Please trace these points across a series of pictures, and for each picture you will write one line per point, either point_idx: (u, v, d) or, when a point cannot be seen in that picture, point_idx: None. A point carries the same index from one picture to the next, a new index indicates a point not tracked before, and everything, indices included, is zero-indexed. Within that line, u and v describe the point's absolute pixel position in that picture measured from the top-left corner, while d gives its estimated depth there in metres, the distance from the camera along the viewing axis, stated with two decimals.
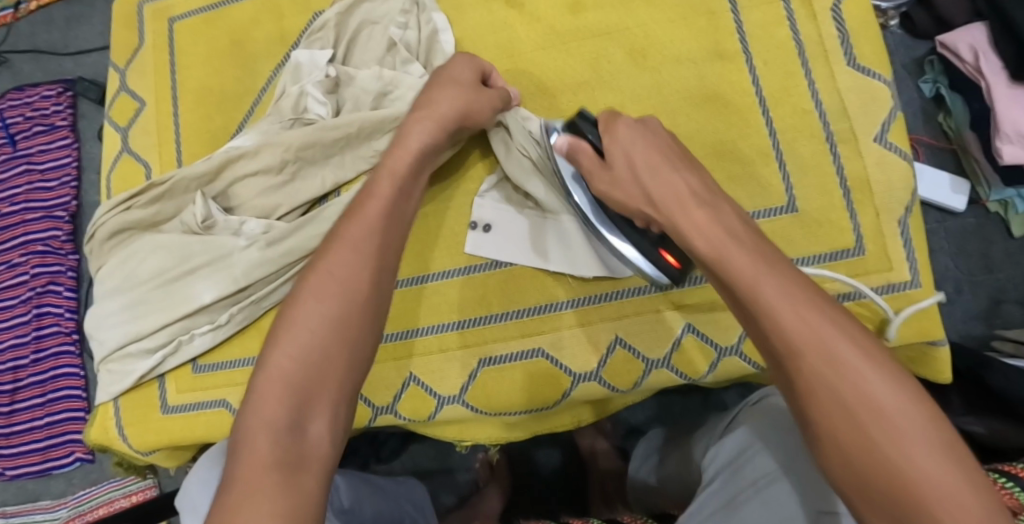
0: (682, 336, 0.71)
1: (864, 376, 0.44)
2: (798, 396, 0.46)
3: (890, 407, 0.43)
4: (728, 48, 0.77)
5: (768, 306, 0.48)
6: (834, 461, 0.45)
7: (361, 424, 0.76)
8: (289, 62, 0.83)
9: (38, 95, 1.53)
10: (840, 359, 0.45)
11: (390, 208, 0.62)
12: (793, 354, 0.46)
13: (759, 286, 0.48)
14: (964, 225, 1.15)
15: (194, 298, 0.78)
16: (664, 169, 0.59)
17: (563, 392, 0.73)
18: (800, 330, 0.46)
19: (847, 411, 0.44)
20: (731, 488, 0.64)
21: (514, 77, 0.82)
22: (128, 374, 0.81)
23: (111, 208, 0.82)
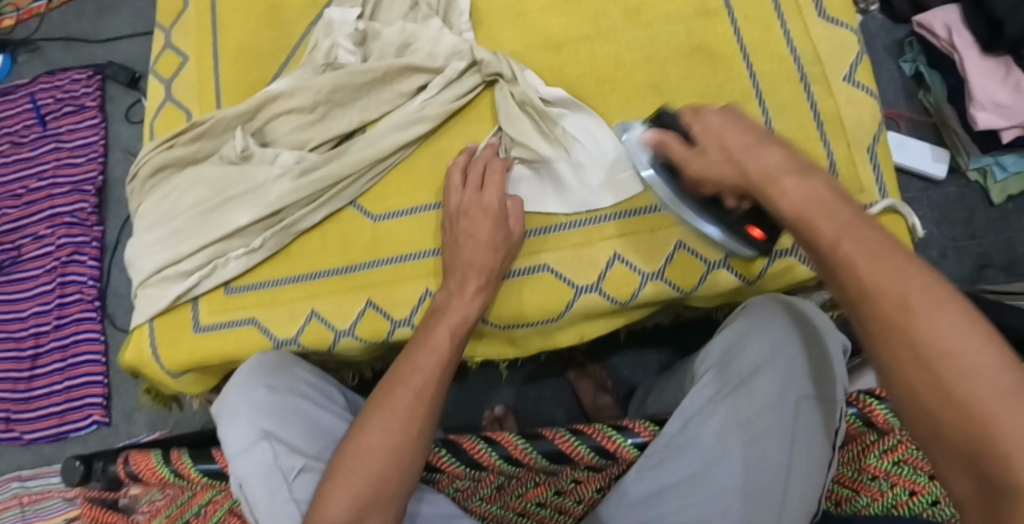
0: (675, 252, 0.78)
1: (935, 324, 0.47)
2: (879, 356, 0.49)
3: (963, 351, 0.46)
4: (714, 4, 0.86)
5: (847, 259, 0.51)
6: (905, 400, 0.48)
7: (380, 337, 0.83)
8: (322, 19, 0.92)
9: (69, 78, 1.62)
10: (909, 323, 0.47)
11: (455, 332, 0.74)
12: (865, 300, 0.50)
13: (860, 255, 0.51)
14: (946, 194, 1.23)
15: (231, 222, 0.85)
16: (757, 147, 0.60)
17: (567, 303, 0.79)
18: (873, 277, 0.50)
19: (925, 374, 0.46)
20: (722, 383, 0.75)
21: (523, 29, 0.89)
22: (164, 297, 0.87)
23: (155, 148, 0.90)
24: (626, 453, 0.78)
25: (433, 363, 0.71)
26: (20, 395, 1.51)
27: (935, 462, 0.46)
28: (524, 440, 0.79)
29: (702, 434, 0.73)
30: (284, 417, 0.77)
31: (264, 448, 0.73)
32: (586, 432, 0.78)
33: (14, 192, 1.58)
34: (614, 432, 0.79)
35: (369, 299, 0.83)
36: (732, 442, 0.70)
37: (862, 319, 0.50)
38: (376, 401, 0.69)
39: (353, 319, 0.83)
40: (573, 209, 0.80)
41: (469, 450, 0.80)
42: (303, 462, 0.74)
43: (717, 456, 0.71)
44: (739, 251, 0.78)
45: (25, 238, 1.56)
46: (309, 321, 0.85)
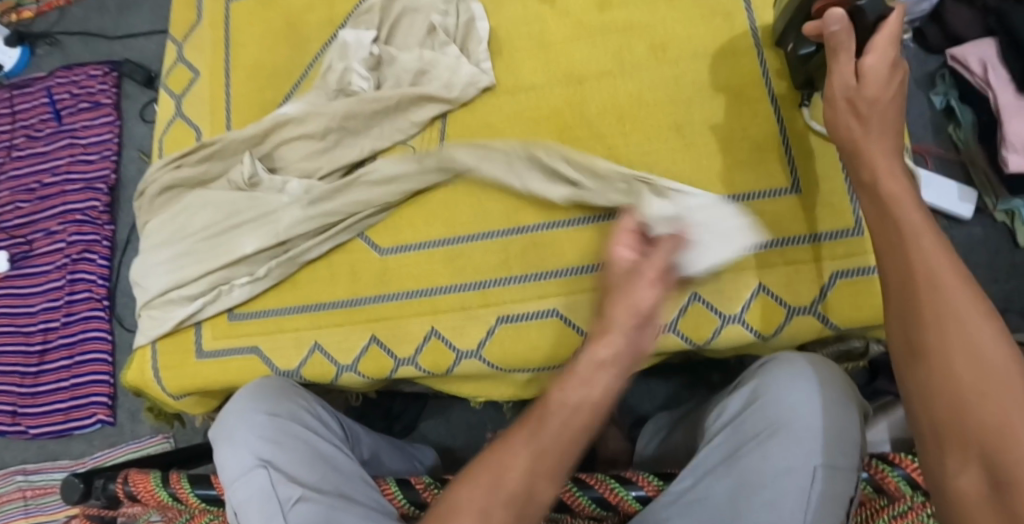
0: (689, 303, 0.76)
1: (977, 330, 0.49)
2: (910, 327, 0.52)
3: (1001, 362, 0.48)
4: (740, 43, 0.83)
5: (926, 252, 0.53)
6: (922, 390, 0.50)
7: (383, 375, 0.81)
8: (336, 40, 0.90)
9: (85, 74, 1.61)
10: (947, 308, 0.50)
11: (600, 399, 0.61)
12: (934, 293, 0.51)
13: (915, 234, 0.54)
14: (971, 234, 1.19)
15: (236, 248, 0.84)
16: (889, 129, 0.62)
17: (575, 350, 0.77)
18: (948, 277, 0.51)
19: (958, 356, 0.49)
20: (733, 442, 0.72)
21: (543, 61, 0.87)
22: (169, 320, 0.87)
23: (164, 165, 0.90)
24: (628, 506, 0.75)
25: (523, 469, 0.57)
26: (26, 389, 1.52)
27: (947, 457, 0.49)
28: None
29: (711, 493, 0.71)
30: (283, 447, 0.78)
31: (262, 476, 0.75)
32: (586, 481, 0.75)
33: (28, 187, 1.58)
34: (618, 484, 0.75)
35: (373, 335, 0.81)
36: (743, 505, 0.68)
37: (903, 287, 0.53)
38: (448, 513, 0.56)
39: (356, 355, 0.82)
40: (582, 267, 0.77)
41: None
42: (300, 491, 0.75)
43: (726, 517, 0.69)
44: (757, 307, 0.75)
45: (37, 233, 1.56)
46: (312, 353, 0.83)
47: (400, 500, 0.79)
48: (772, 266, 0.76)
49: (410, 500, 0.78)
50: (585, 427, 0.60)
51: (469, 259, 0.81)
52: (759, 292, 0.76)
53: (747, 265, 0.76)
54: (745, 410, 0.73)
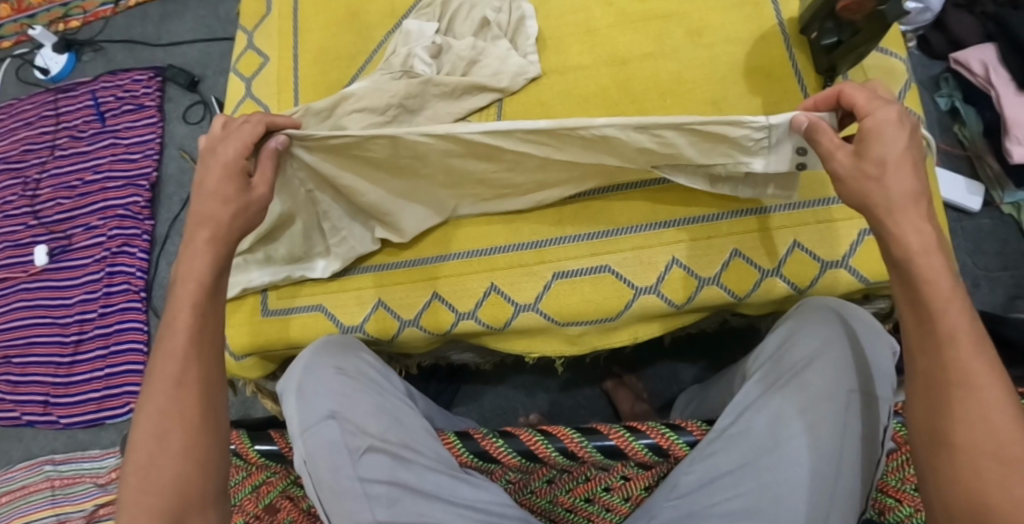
0: (731, 259, 0.82)
1: (990, 402, 0.58)
2: (936, 401, 0.60)
3: (1004, 432, 0.57)
4: (770, 30, 0.91)
5: (959, 380, 0.59)
6: (952, 455, 0.59)
7: (443, 329, 0.87)
8: (401, 28, 0.98)
9: (130, 78, 1.69)
10: (977, 439, 0.58)
11: (197, 339, 0.70)
12: (954, 375, 0.59)
13: (950, 371, 0.60)
14: (980, 225, 1.27)
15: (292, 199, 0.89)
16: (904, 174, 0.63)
17: (626, 303, 0.83)
18: (969, 361, 0.59)
19: (977, 427, 0.58)
20: (772, 377, 0.78)
21: (590, 46, 0.95)
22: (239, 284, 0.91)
23: None
24: (678, 451, 0.82)
25: (183, 344, 0.69)
26: (60, 379, 1.56)
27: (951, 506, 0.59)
28: (581, 434, 0.83)
29: (755, 424, 0.76)
30: (355, 399, 0.81)
31: (334, 427, 0.78)
32: (640, 428, 0.82)
33: (70, 184, 1.64)
34: (668, 430, 0.82)
35: (435, 291, 0.87)
36: (785, 431, 0.74)
37: (933, 380, 0.61)
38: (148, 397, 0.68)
39: (418, 310, 0.87)
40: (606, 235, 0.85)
41: (524, 441, 0.84)
42: (369, 441, 0.78)
43: (769, 446, 0.74)
44: (793, 259, 0.81)
45: (78, 228, 1.61)
46: (375, 309, 0.89)
47: (460, 450, 0.85)
48: (807, 223, 0.82)
49: (470, 450, 0.85)
50: (197, 355, 0.70)
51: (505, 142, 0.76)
52: (795, 248, 0.81)
53: (786, 223, 0.82)
54: (780, 348, 0.79)
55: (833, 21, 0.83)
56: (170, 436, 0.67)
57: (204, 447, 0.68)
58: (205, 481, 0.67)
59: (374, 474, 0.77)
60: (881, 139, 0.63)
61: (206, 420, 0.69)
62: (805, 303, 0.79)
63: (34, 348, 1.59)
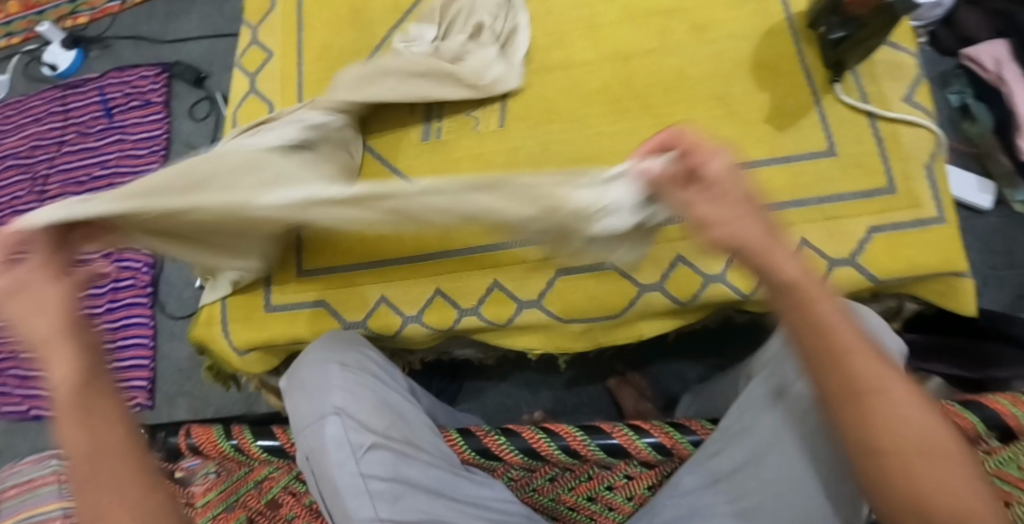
0: (736, 256, 0.82)
1: (895, 403, 0.58)
2: (851, 414, 0.59)
3: (913, 428, 0.58)
4: (778, 25, 0.90)
5: (868, 389, 0.59)
6: (873, 465, 0.58)
7: (447, 325, 0.86)
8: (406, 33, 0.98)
9: (137, 75, 1.69)
10: (900, 436, 0.57)
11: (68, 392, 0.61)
12: (870, 389, 0.58)
13: (859, 380, 0.59)
14: (990, 224, 1.25)
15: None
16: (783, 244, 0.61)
17: (630, 300, 0.83)
18: (868, 368, 0.59)
19: (888, 431, 0.58)
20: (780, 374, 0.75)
21: (595, 42, 0.94)
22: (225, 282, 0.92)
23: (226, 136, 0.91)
24: (683, 450, 0.82)
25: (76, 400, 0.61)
26: None
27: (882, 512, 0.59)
28: (583, 432, 0.82)
29: (761, 423, 0.74)
30: (357, 396, 0.79)
31: (336, 423, 0.76)
32: (642, 427, 0.82)
33: (77, 179, 1.64)
34: (672, 429, 0.82)
35: (438, 287, 0.87)
36: (792, 431, 0.72)
37: (842, 393, 0.59)
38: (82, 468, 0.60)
39: (421, 306, 0.87)
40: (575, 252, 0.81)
41: (525, 438, 0.83)
42: (371, 439, 0.76)
43: (773, 445, 0.72)
44: (799, 257, 0.81)
45: None
46: (379, 305, 0.88)
47: (462, 447, 0.85)
48: (813, 222, 0.82)
49: (473, 448, 0.84)
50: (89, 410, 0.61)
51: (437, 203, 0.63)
52: (801, 247, 0.82)
53: (790, 222, 0.82)
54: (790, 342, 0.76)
55: (839, 16, 0.82)
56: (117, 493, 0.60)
57: (160, 498, 0.61)
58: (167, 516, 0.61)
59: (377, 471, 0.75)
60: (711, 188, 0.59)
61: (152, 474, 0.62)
62: None
63: None
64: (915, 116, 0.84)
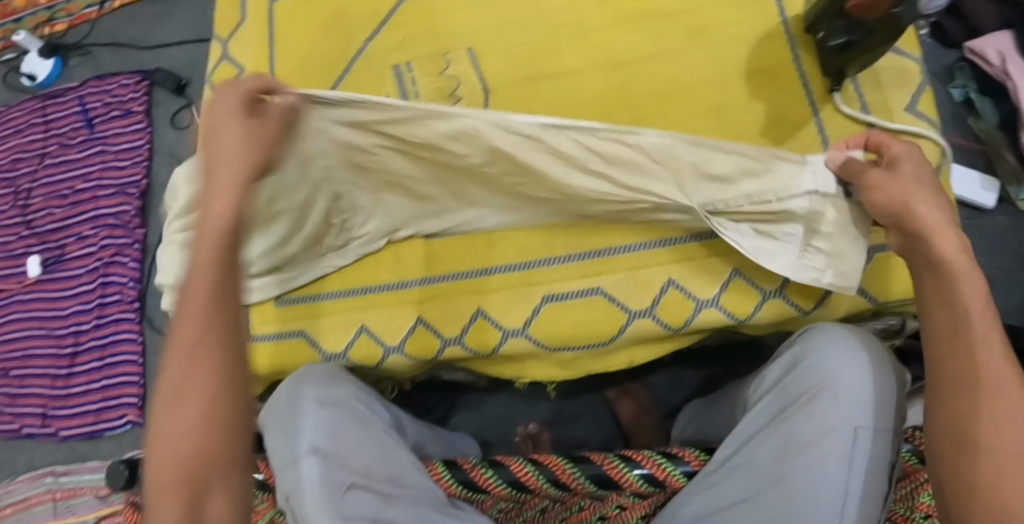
0: (731, 279, 0.78)
1: (1012, 395, 0.54)
2: (953, 414, 0.56)
3: (1003, 422, 0.54)
4: (775, 29, 0.85)
5: (977, 370, 0.56)
6: (970, 466, 0.54)
7: (429, 355, 0.83)
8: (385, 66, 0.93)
9: (117, 83, 1.65)
10: (1011, 435, 0.53)
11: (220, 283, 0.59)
12: (983, 385, 0.55)
13: (978, 374, 0.55)
14: (995, 222, 1.20)
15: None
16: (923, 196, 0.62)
17: (619, 327, 0.79)
18: (1003, 371, 0.55)
19: (988, 431, 0.54)
20: (779, 403, 0.74)
21: (583, 50, 0.89)
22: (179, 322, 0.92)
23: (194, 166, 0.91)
24: (676, 482, 0.78)
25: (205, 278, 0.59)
26: (58, 391, 1.53)
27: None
28: (571, 464, 0.81)
29: (757, 457, 0.72)
30: (338, 434, 0.76)
31: (315, 463, 0.71)
32: (632, 457, 0.80)
33: (60, 193, 1.61)
34: (664, 460, 0.79)
35: (420, 316, 0.83)
36: (790, 464, 0.69)
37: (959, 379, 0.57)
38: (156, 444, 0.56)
39: (402, 336, 0.83)
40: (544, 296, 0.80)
41: (513, 471, 0.82)
42: (350, 479, 0.72)
43: (772, 480, 0.69)
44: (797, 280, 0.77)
45: (69, 238, 1.58)
46: (359, 336, 0.84)
47: (448, 480, 0.82)
48: None
49: (458, 480, 0.82)
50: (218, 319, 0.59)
51: (546, 137, 0.73)
52: None
53: None
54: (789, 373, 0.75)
55: (842, 20, 0.76)
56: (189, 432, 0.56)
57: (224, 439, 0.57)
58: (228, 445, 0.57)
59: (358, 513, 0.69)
60: (884, 187, 0.65)
61: (242, 454, 0.57)
62: (813, 327, 0.76)
63: (31, 361, 1.55)
64: (918, 126, 0.79)
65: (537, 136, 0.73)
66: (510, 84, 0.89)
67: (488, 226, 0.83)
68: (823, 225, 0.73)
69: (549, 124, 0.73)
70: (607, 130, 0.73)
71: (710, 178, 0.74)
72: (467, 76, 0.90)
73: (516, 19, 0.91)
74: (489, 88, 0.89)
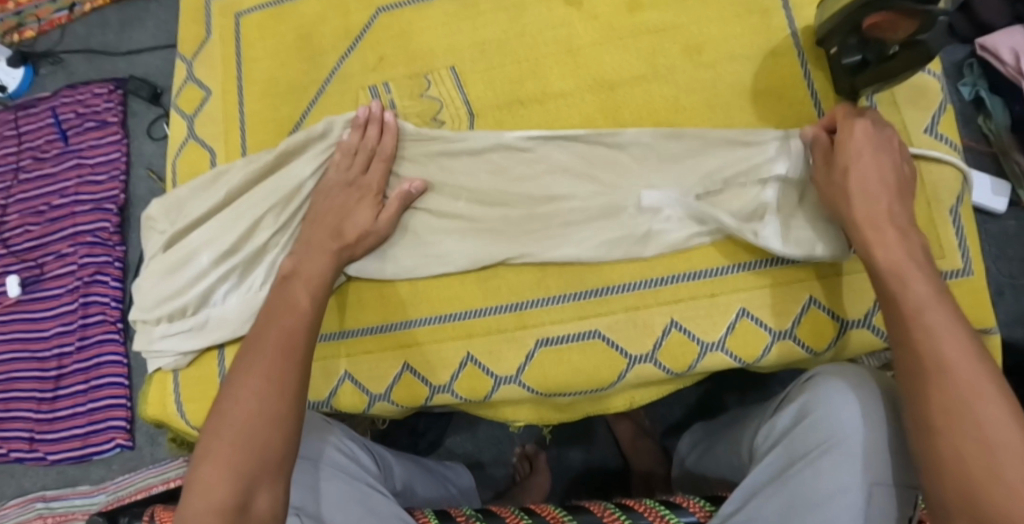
0: (738, 319, 0.72)
1: (937, 324, 0.58)
2: (909, 360, 0.58)
3: (942, 352, 0.57)
4: (781, 43, 0.79)
5: (922, 320, 0.58)
6: (925, 408, 0.56)
7: (418, 403, 0.78)
8: (371, 90, 0.87)
9: (90, 92, 1.58)
10: (944, 355, 0.56)
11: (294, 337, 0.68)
12: (917, 313, 0.59)
13: (916, 307, 0.59)
14: (1005, 228, 1.15)
15: (194, 274, 0.82)
16: (874, 168, 0.67)
17: (619, 373, 0.74)
18: (928, 308, 0.59)
19: (928, 352, 0.57)
20: (787, 458, 0.69)
21: (571, 69, 0.83)
22: (154, 363, 0.85)
23: (164, 206, 0.86)
24: None
25: (287, 326, 0.69)
26: (43, 415, 1.47)
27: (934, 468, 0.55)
28: (569, 515, 0.76)
29: (763, 516, 0.67)
30: (336, 501, 0.73)
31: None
32: (633, 507, 0.75)
33: (37, 209, 1.54)
34: (667, 510, 0.74)
35: (407, 362, 0.78)
36: None
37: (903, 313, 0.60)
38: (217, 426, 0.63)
39: (389, 383, 0.78)
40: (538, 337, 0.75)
41: (508, 521, 0.77)
42: None
43: None
44: (809, 319, 0.72)
45: (47, 256, 1.52)
46: (343, 382, 0.80)
47: None
48: (826, 278, 0.72)
49: None
50: (285, 352, 0.67)
51: (533, 147, 0.78)
52: (811, 305, 0.72)
53: (797, 276, 0.73)
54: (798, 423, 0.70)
55: (857, 37, 0.70)
56: (235, 449, 0.61)
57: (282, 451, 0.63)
58: (283, 436, 0.63)
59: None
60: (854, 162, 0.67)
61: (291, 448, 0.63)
62: (822, 372, 0.71)
63: (13, 384, 1.49)
64: (938, 151, 0.74)
65: (522, 147, 0.78)
66: (495, 108, 0.83)
67: (454, 264, 0.77)
68: (793, 211, 0.73)
69: (538, 137, 0.78)
70: (586, 137, 0.77)
71: (693, 166, 0.75)
72: (449, 98, 0.85)
73: (498, 36, 0.85)
74: (475, 112, 0.84)
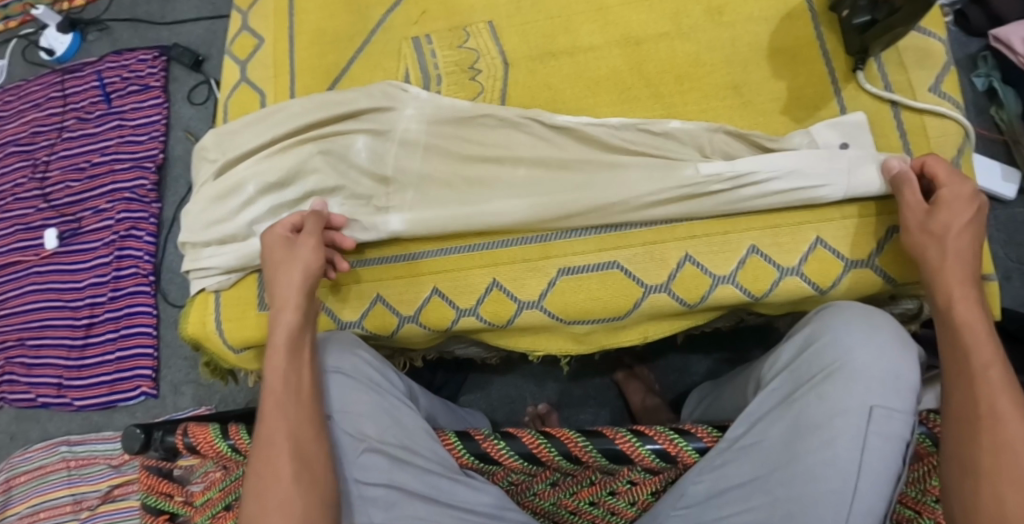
0: (748, 255, 0.78)
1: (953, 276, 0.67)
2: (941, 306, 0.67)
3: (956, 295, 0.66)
4: (797, 7, 0.84)
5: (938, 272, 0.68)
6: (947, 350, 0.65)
7: (445, 325, 0.83)
8: (416, 42, 0.93)
9: (135, 58, 1.66)
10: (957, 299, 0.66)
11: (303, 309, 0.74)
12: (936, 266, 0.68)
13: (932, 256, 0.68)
14: (1015, 214, 1.19)
15: (241, 203, 0.87)
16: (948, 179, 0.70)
17: (635, 302, 0.79)
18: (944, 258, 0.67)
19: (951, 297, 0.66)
20: (790, 386, 0.74)
21: (601, 25, 0.89)
22: (198, 284, 0.91)
23: (217, 138, 0.92)
24: (688, 458, 0.74)
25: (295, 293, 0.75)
26: (72, 362, 1.51)
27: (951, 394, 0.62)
28: (584, 437, 0.74)
29: (768, 437, 0.72)
30: (351, 409, 0.78)
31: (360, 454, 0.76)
32: (646, 432, 0.73)
33: (77, 166, 1.61)
34: (677, 435, 0.74)
35: (435, 286, 0.83)
36: (802, 447, 0.69)
37: (965, 417, 0.60)
38: (264, 451, 0.67)
39: (418, 305, 0.83)
40: (562, 266, 0.81)
41: (525, 443, 0.75)
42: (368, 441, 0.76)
43: (784, 461, 0.70)
44: (816, 259, 0.77)
45: (85, 211, 1.58)
46: (375, 304, 0.85)
47: (461, 451, 0.78)
48: (831, 220, 0.78)
49: (471, 451, 0.77)
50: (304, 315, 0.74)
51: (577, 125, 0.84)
52: (818, 245, 0.77)
53: (806, 219, 0.78)
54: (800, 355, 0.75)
55: None
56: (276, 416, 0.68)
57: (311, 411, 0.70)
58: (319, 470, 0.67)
59: (407, 483, 0.75)
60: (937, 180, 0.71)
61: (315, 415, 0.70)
62: (827, 310, 0.76)
63: (45, 332, 1.54)
64: (941, 107, 0.79)
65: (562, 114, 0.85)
66: (527, 59, 0.90)
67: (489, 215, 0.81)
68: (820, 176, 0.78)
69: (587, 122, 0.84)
70: (633, 125, 0.83)
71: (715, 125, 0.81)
72: (486, 49, 0.91)
73: None
74: (509, 62, 0.90)
